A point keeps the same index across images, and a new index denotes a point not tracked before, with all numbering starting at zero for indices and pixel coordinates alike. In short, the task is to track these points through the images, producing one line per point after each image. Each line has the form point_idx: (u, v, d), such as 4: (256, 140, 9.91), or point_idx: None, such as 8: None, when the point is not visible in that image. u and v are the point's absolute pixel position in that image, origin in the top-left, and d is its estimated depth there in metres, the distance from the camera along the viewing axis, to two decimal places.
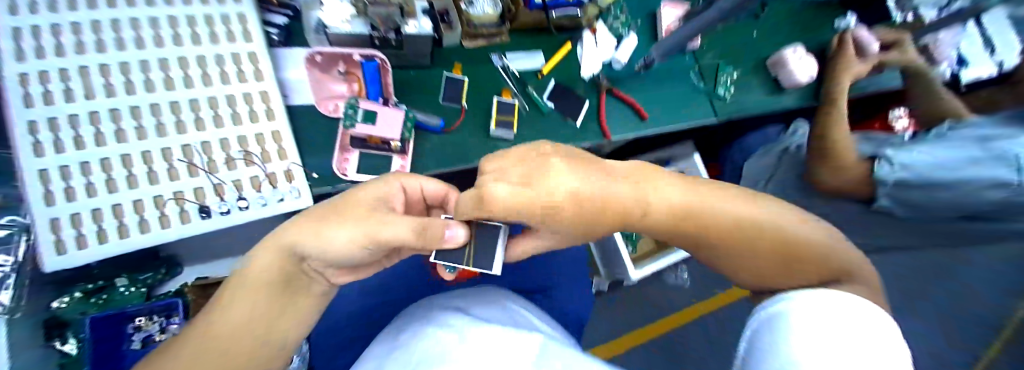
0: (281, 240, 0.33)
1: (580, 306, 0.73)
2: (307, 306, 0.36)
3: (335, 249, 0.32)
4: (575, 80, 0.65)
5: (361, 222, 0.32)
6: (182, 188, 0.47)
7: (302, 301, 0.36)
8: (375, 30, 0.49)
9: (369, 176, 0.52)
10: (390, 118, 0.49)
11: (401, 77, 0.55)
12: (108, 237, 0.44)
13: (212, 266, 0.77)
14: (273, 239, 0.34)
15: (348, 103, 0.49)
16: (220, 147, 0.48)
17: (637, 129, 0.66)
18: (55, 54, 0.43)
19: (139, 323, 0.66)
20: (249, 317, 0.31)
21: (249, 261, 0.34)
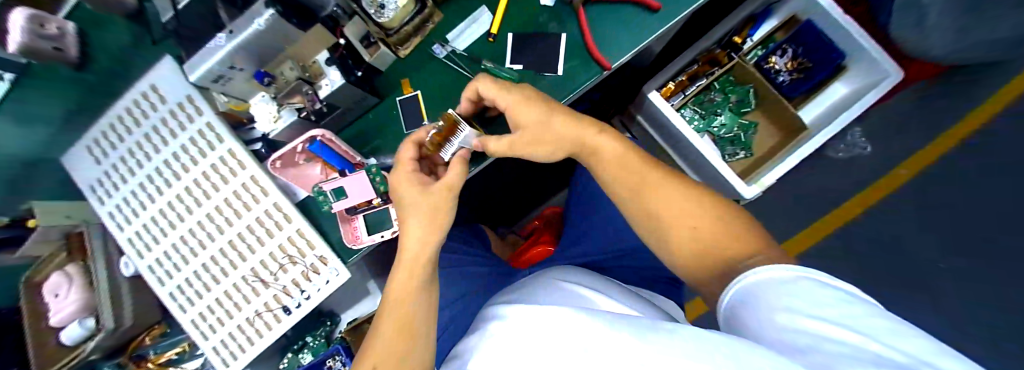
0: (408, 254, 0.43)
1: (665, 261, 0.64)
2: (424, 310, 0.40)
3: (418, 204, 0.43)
4: (538, 18, 0.51)
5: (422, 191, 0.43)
6: (265, 298, 0.56)
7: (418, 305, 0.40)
8: (302, 110, 0.48)
9: (380, 234, 0.53)
10: (358, 182, 0.47)
11: (358, 129, 0.53)
12: (244, 347, 0.57)
13: (359, 308, 0.90)
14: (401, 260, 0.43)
15: (315, 189, 0.48)
16: (271, 259, 0.55)
17: (646, 29, 0.48)
18: (155, 243, 0.58)
19: (329, 364, 0.81)
20: (398, 323, 0.38)
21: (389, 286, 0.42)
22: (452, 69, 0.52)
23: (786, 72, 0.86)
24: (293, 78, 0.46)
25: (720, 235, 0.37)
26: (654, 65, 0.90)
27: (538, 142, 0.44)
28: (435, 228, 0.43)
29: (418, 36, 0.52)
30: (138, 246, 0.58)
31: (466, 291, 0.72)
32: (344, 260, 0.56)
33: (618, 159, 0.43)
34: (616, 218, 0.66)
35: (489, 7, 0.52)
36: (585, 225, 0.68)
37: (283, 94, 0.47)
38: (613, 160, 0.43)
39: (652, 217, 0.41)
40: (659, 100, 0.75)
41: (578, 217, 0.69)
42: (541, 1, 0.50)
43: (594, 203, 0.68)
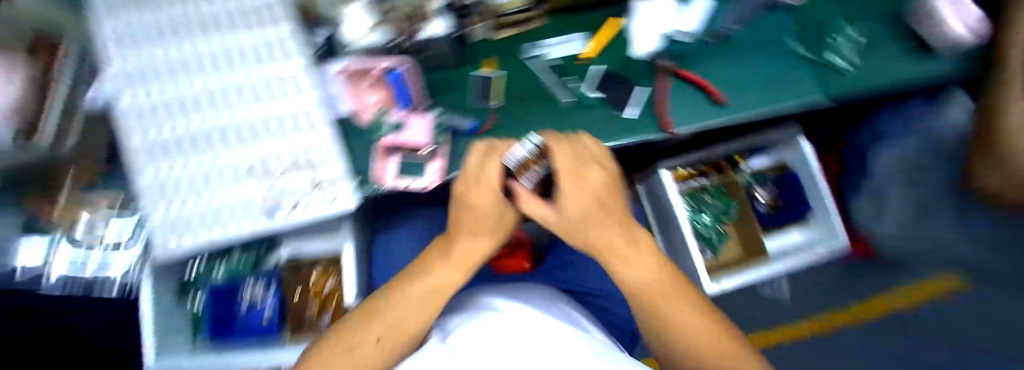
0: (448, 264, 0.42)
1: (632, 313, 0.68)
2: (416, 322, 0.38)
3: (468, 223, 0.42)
4: (629, 63, 0.56)
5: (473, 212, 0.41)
6: (248, 193, 0.48)
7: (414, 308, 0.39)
8: (395, 40, 0.50)
9: (410, 181, 0.50)
10: (420, 123, 0.52)
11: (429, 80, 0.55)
12: (196, 236, 0.48)
13: (307, 246, 0.70)
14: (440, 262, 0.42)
15: (376, 113, 0.52)
16: (274, 155, 0.48)
17: (720, 114, 0.53)
18: (129, 85, 0.48)
19: (247, 292, 0.71)
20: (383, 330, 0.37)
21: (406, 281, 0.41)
22: (536, 70, 0.55)
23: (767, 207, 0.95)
24: (404, 11, 0.50)
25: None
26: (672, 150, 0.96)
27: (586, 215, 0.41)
28: (477, 243, 0.43)
29: (516, 29, 0.56)
30: (116, 82, 0.50)
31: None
32: (362, 187, 0.50)
33: (657, 280, 0.40)
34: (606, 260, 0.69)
35: (588, 36, 0.57)
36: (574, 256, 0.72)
37: (387, 19, 0.50)
38: (649, 274, 0.40)
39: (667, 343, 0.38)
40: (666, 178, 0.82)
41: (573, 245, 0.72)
42: (636, 49, 0.55)
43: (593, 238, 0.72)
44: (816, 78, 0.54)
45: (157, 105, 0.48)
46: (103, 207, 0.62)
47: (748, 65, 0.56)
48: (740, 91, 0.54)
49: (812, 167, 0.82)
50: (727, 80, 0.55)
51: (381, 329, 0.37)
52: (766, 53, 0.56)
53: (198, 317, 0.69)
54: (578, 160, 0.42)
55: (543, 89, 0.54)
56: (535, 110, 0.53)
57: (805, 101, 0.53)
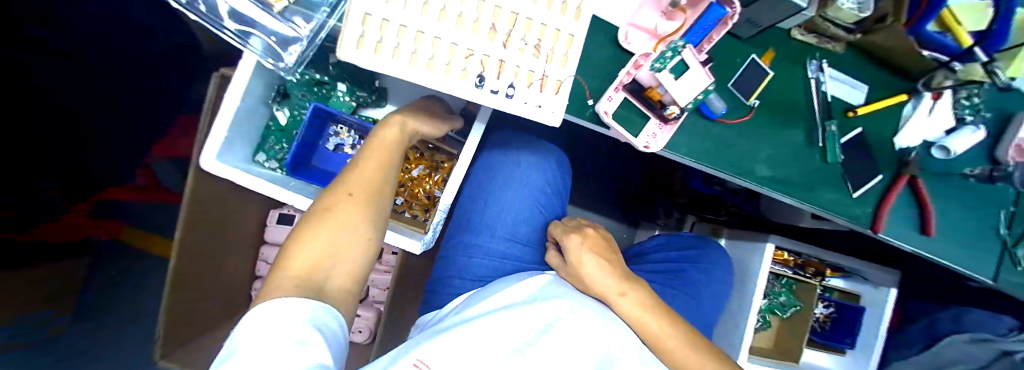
0: (350, 185, 0.46)
1: (695, 317, 0.73)
2: (355, 216, 0.44)
3: (368, 171, 0.47)
4: (880, 140, 0.51)
5: (378, 158, 0.49)
6: (472, 48, 0.42)
7: (349, 219, 0.43)
8: None
9: (627, 134, 0.45)
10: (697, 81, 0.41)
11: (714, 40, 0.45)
12: (383, 51, 0.39)
13: None
14: (333, 193, 0.45)
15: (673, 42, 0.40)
16: (518, 24, 0.42)
17: (911, 240, 0.51)
18: None
19: (338, 130, 0.68)
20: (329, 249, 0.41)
21: (335, 195, 0.45)
22: (805, 95, 0.49)
23: (816, 320, 0.85)
24: None
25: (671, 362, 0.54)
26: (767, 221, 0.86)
27: (610, 282, 0.57)
28: (379, 174, 0.48)
29: (819, 40, 0.48)
30: None
31: (524, 236, 0.66)
32: (576, 113, 0.46)
33: (664, 325, 0.54)
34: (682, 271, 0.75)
35: (869, 93, 0.50)
36: (643, 259, 0.80)
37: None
38: (656, 319, 0.54)
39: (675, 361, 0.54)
40: (770, 252, 0.72)
41: (649, 268, 0.76)
42: (896, 138, 0.50)
43: (679, 273, 0.74)
44: (998, 257, 0.53)
45: None
46: None
47: (966, 212, 0.52)
48: (943, 228, 0.52)
49: (886, 312, 0.75)
50: (944, 217, 0.52)
51: (325, 241, 0.41)
52: (981, 212, 0.53)
53: (281, 124, 0.65)
54: (600, 250, 0.61)
55: (795, 119, 0.49)
56: (779, 137, 0.48)
57: (966, 269, 0.52)
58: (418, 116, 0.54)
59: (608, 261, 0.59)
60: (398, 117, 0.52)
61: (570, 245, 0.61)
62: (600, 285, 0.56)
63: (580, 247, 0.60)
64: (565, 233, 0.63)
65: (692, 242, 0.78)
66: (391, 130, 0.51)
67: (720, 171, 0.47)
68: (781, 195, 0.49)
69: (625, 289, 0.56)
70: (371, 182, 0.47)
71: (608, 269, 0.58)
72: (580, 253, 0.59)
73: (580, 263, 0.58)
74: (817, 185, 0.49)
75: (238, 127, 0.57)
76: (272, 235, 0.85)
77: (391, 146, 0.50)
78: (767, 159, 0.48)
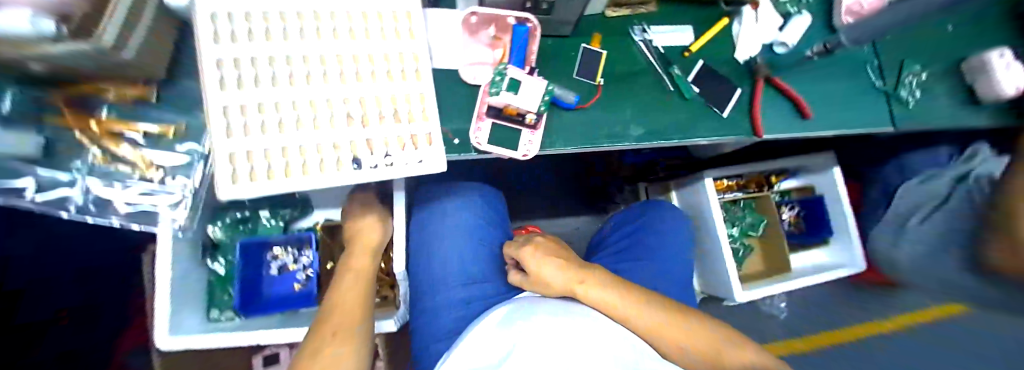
0: (335, 316, 0.52)
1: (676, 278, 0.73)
2: (348, 342, 0.49)
3: (350, 295, 0.56)
4: (727, 61, 0.56)
5: (356, 282, 0.58)
6: (337, 139, 0.45)
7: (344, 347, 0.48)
8: None
9: (504, 151, 0.48)
10: (534, 86, 0.46)
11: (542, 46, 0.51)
12: (256, 176, 0.42)
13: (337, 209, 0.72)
14: (323, 329, 0.50)
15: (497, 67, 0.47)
16: (370, 103, 0.47)
17: (799, 128, 0.55)
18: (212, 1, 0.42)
19: (276, 252, 0.68)
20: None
21: (323, 330, 0.50)
22: (641, 54, 0.53)
23: (788, 224, 0.88)
24: None
25: (645, 331, 0.53)
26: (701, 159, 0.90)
27: (567, 276, 0.58)
28: (358, 297, 0.56)
29: (630, 9, 0.54)
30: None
31: (483, 274, 0.67)
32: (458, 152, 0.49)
33: (624, 299, 0.55)
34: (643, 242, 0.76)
35: (695, 30, 0.55)
36: (604, 245, 0.82)
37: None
38: (615, 294, 0.55)
39: (648, 330, 0.53)
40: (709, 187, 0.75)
41: (614, 250, 0.77)
42: (735, 56, 0.55)
43: (637, 241, 0.76)
44: (885, 103, 0.58)
45: (238, 26, 0.43)
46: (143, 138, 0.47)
47: (832, 86, 0.57)
48: (818, 107, 0.56)
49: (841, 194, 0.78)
50: (815, 97, 0.56)
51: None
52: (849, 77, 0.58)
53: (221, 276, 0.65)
54: (553, 251, 0.62)
55: (643, 74, 0.53)
56: (638, 95, 0.52)
57: (857, 130, 0.56)
58: (371, 227, 0.65)
59: (562, 259, 0.61)
60: (360, 240, 0.64)
61: (525, 256, 0.61)
62: (560, 283, 0.57)
63: (534, 255, 0.61)
64: (519, 247, 0.64)
65: (641, 210, 0.81)
66: (362, 255, 0.62)
67: (603, 146, 0.51)
68: (664, 142, 0.52)
69: (582, 277, 0.58)
70: (355, 305, 0.55)
71: (563, 266, 0.59)
72: (536, 260, 0.60)
73: (537, 270, 0.59)
74: (689, 121, 0.53)
75: (180, 295, 0.59)
76: None
77: (364, 268, 0.61)
78: (641, 117, 0.52)
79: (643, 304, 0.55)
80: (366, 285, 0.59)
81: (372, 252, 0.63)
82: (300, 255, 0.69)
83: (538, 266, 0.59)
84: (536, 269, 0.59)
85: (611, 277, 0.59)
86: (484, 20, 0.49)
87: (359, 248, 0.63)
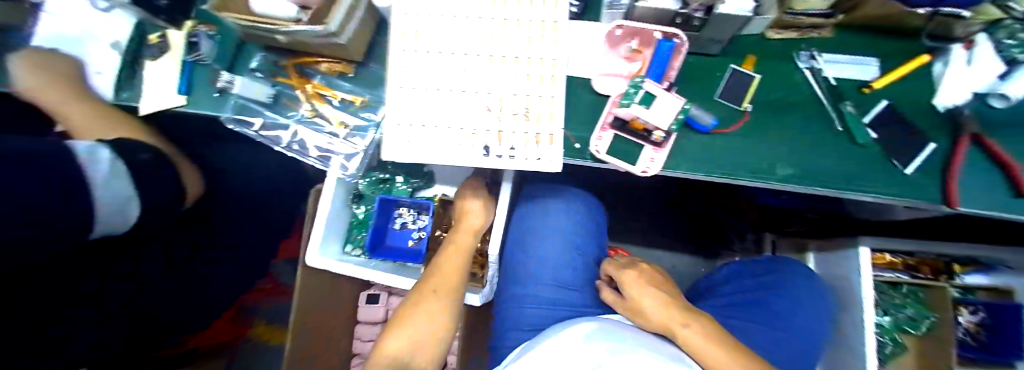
0: (435, 282, 0.61)
1: (793, 352, 0.64)
2: (438, 307, 0.58)
3: (448, 266, 0.64)
4: (918, 108, 0.47)
5: (455, 256, 0.65)
6: (476, 126, 0.52)
7: (433, 309, 0.58)
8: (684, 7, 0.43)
9: (623, 163, 0.49)
10: (672, 104, 0.45)
11: (691, 63, 0.50)
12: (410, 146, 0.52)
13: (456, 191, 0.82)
14: (422, 290, 0.60)
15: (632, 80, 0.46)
16: (507, 99, 0.52)
17: (1007, 207, 0.43)
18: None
19: (402, 212, 0.80)
20: (417, 335, 0.55)
21: (422, 291, 0.60)
22: (805, 86, 0.48)
23: (965, 330, 0.66)
24: None
25: None
26: (851, 221, 0.76)
27: (666, 311, 0.57)
28: (455, 270, 0.63)
29: (800, 33, 0.49)
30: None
31: (571, 279, 0.68)
32: (577, 156, 0.52)
33: (723, 353, 0.51)
34: (763, 301, 0.68)
35: (881, 65, 0.48)
36: (711, 292, 0.76)
37: None
38: (715, 345, 0.52)
39: None
40: (866, 257, 0.64)
41: (726, 300, 0.70)
42: (933, 99, 0.46)
43: (763, 301, 0.68)
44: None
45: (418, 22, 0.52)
46: (340, 101, 0.60)
47: None
48: None
49: None
50: None
51: (415, 329, 0.55)
52: None
53: (360, 220, 0.80)
54: (655, 284, 0.62)
55: (804, 111, 0.48)
56: (792, 132, 0.48)
57: None
58: (476, 208, 0.70)
59: (664, 294, 0.60)
60: (466, 217, 0.70)
61: (625, 280, 0.63)
62: (656, 316, 0.57)
63: (634, 283, 0.62)
64: (621, 269, 0.65)
65: (767, 266, 0.73)
66: (465, 235, 0.69)
67: (733, 178, 0.47)
68: (814, 189, 0.46)
69: (684, 319, 0.56)
70: (450, 277, 0.62)
71: (663, 301, 0.59)
72: (635, 288, 0.61)
73: (635, 297, 0.60)
74: (854, 173, 0.46)
75: (329, 229, 0.73)
76: (362, 314, 0.98)
77: (465, 246, 0.67)
78: (785, 156, 0.47)
79: (742, 366, 0.50)
80: (464, 260, 0.66)
81: (474, 231, 0.70)
82: (418, 218, 0.81)
83: (637, 294, 0.61)
84: (634, 295, 0.61)
85: (716, 326, 0.55)
86: (630, 32, 0.47)
87: (465, 227, 0.69)
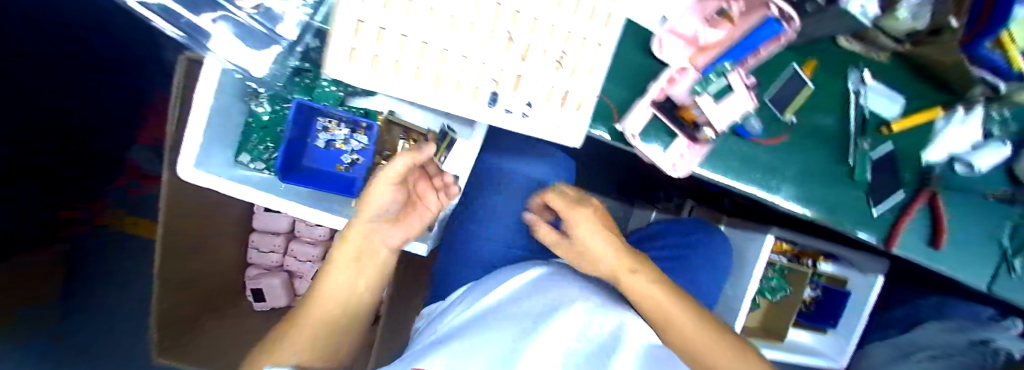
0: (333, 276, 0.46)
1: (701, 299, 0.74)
2: (334, 306, 0.46)
3: (354, 247, 0.46)
4: (907, 156, 0.49)
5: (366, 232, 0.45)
6: (487, 60, 0.35)
7: (328, 312, 0.46)
8: None
9: (655, 155, 0.42)
10: (739, 107, 0.38)
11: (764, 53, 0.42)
12: (379, 67, 0.33)
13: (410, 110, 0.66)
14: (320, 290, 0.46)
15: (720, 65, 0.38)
16: (542, 33, 0.35)
17: (917, 253, 0.51)
18: None
19: (326, 125, 0.60)
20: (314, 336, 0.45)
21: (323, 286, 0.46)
22: (842, 110, 0.46)
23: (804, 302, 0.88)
24: None
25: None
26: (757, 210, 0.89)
27: (617, 256, 0.46)
28: (364, 256, 0.46)
29: (864, 48, 0.44)
30: None
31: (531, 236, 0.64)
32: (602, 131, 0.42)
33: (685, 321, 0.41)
34: (685, 258, 0.76)
35: (904, 105, 0.48)
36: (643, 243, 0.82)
37: None
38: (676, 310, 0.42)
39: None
40: (768, 245, 0.74)
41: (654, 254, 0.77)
42: (924, 153, 0.49)
43: (682, 256, 0.75)
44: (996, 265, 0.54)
45: None
46: None
47: (970, 234, 0.54)
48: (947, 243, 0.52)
49: (870, 299, 0.79)
50: (952, 231, 0.52)
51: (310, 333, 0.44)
52: (987, 224, 0.54)
53: (262, 124, 0.59)
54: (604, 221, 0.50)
55: (828, 134, 0.46)
56: (809, 153, 0.46)
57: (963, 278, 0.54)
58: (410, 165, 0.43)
59: (616, 237, 0.48)
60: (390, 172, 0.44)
61: (570, 212, 0.49)
62: (605, 262, 0.46)
63: (580, 217, 0.49)
64: (562, 196, 0.52)
65: (693, 228, 0.81)
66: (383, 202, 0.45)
67: (747, 191, 0.45)
68: (802, 212, 0.47)
69: (635, 267, 0.45)
70: (353, 265, 0.46)
71: (613, 244, 0.47)
72: (580, 222, 0.48)
73: (580, 235, 0.48)
74: (840, 201, 0.48)
75: (215, 131, 0.51)
76: (260, 223, 0.83)
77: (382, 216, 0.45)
78: (794, 178, 0.46)
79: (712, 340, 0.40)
80: (377, 237, 0.46)
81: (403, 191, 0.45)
82: (351, 139, 0.61)
83: (580, 229, 0.48)
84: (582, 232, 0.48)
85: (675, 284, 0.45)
86: None
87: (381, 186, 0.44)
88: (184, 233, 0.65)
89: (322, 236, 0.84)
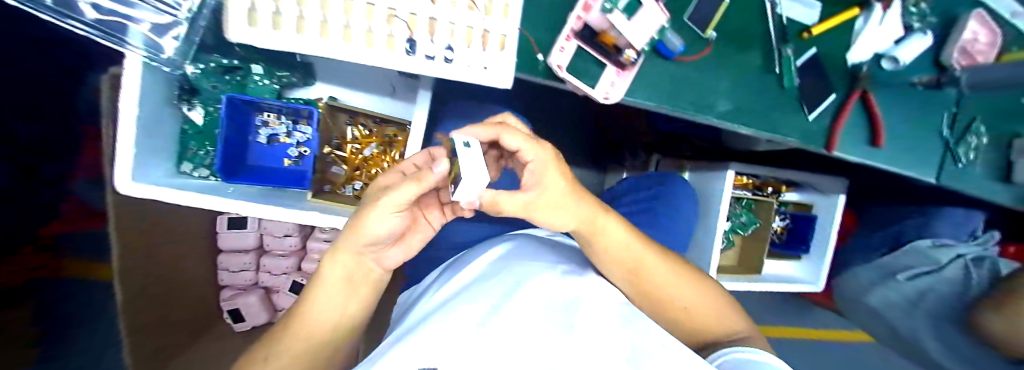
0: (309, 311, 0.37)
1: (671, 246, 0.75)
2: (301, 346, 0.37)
3: (330, 277, 0.36)
4: (834, 59, 0.51)
5: (348, 260, 0.36)
6: (394, 6, 0.35)
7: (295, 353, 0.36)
8: None
9: (586, 87, 0.41)
10: (653, 20, 0.38)
11: None
12: (283, 25, 0.33)
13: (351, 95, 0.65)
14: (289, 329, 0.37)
15: None
16: None
17: (862, 153, 0.53)
18: None
19: (266, 119, 0.59)
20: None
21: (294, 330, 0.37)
22: (763, 20, 0.47)
23: (775, 232, 0.90)
24: None
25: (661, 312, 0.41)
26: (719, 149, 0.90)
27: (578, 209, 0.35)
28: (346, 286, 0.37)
29: None
30: None
31: None
32: (532, 71, 0.42)
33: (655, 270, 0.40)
34: (651, 210, 0.76)
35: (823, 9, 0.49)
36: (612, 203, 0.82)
37: None
38: (647, 261, 0.40)
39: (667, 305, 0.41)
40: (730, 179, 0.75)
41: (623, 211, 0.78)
42: (849, 54, 0.50)
43: (647, 209, 0.76)
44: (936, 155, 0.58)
45: None
46: None
47: (908, 129, 0.56)
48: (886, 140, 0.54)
49: (835, 218, 0.82)
50: (889, 127, 0.54)
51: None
52: (922, 117, 0.57)
53: (200, 129, 0.58)
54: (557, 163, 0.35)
55: (753, 47, 0.47)
56: (737, 67, 0.47)
57: (906, 172, 0.56)
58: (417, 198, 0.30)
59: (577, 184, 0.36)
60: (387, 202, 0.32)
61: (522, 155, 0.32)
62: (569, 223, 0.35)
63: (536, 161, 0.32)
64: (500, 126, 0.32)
65: (658, 181, 0.80)
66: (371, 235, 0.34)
67: (684, 113, 0.45)
68: (742, 127, 0.48)
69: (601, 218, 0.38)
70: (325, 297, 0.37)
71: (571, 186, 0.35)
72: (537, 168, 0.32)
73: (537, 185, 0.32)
74: (774, 112, 0.49)
75: (149, 141, 0.49)
76: (225, 243, 0.78)
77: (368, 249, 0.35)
78: (728, 94, 0.47)
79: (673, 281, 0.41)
80: (356, 267, 0.37)
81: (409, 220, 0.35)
82: (294, 130, 0.61)
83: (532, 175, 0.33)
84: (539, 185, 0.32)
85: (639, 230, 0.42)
86: None
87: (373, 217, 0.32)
88: (140, 250, 0.65)
89: (293, 246, 0.81)
